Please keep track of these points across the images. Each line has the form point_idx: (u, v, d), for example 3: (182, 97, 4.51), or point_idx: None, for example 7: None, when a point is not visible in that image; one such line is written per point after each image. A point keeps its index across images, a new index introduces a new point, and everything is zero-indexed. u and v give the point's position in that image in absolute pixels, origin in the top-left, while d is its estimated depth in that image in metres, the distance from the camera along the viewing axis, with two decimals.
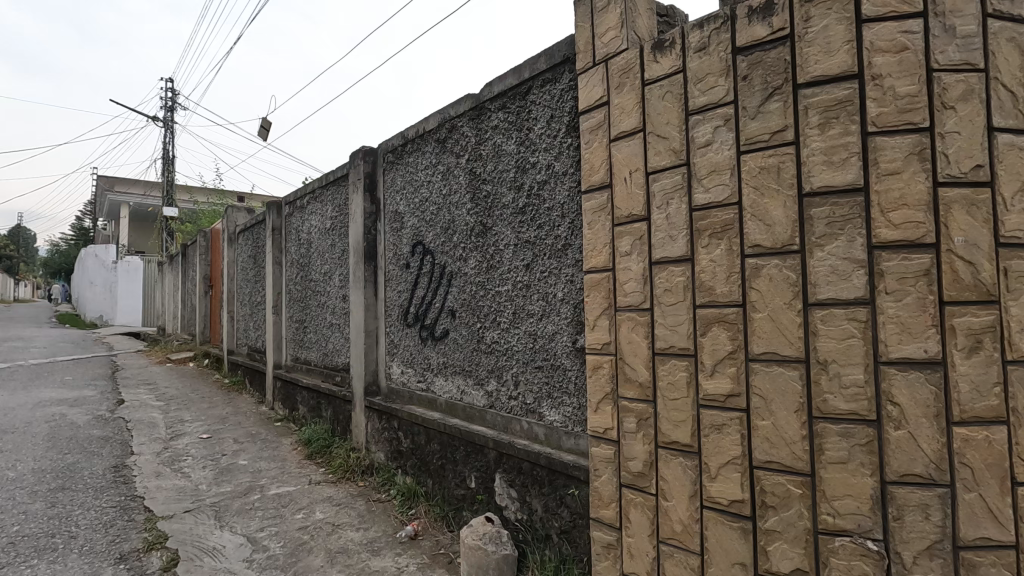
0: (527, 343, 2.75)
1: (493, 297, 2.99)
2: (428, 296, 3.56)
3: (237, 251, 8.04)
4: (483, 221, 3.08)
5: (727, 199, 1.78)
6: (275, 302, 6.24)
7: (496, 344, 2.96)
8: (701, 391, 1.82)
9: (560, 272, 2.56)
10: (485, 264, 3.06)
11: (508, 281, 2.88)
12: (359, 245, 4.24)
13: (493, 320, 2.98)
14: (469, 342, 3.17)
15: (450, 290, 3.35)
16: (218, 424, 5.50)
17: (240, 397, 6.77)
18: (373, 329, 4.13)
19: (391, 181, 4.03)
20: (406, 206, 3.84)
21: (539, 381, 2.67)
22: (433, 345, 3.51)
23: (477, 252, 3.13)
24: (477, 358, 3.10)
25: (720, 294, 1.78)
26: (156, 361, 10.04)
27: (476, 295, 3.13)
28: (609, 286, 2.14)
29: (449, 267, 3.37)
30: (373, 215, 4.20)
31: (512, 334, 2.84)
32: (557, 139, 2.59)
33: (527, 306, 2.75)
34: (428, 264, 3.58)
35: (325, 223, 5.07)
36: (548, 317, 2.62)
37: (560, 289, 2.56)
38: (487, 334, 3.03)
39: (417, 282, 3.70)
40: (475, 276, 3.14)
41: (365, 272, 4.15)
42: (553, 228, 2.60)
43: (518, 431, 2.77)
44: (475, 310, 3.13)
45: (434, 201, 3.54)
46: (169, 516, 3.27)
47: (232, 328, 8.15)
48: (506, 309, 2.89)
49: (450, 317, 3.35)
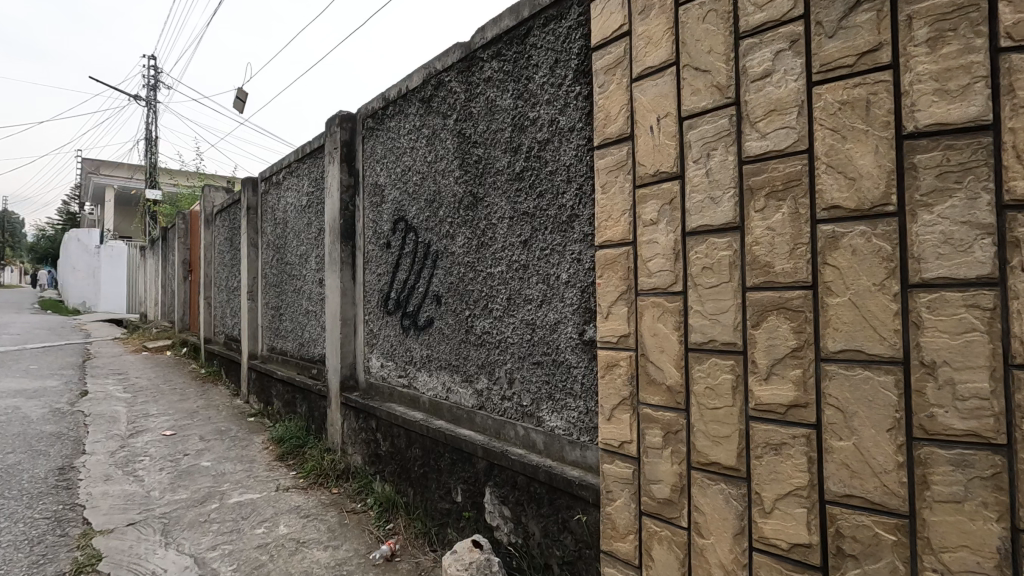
0: (524, 335, 2.31)
1: (484, 281, 2.55)
2: (411, 280, 3.12)
3: (214, 232, 7.54)
4: (473, 192, 2.64)
5: (792, 146, 1.34)
6: (252, 288, 5.78)
7: (488, 335, 2.52)
8: (752, 400, 1.40)
9: (565, 249, 2.12)
10: (475, 242, 2.61)
11: (502, 261, 2.44)
12: (335, 223, 3.78)
13: (484, 307, 2.55)
14: (456, 333, 2.74)
15: (435, 272, 2.91)
16: (186, 419, 5.05)
17: (214, 389, 6.32)
18: (351, 318, 3.69)
19: (371, 150, 3.56)
20: (387, 178, 3.38)
21: (539, 380, 2.24)
22: (415, 336, 3.07)
23: (465, 228, 2.69)
24: (465, 352, 2.67)
25: (780, 273, 1.36)
26: (132, 349, 9.56)
27: (464, 278, 2.68)
28: (628, 265, 1.71)
29: (433, 246, 2.93)
30: (351, 189, 3.74)
31: (507, 323, 2.41)
32: (563, 87, 2.14)
33: (523, 290, 2.32)
34: (410, 243, 3.13)
35: (301, 201, 4.60)
36: (551, 303, 2.18)
37: (565, 270, 2.12)
38: (477, 322, 2.59)
39: (398, 264, 3.26)
40: (463, 256, 2.70)
41: (343, 252, 3.70)
42: (557, 196, 2.16)
43: (513, 438, 2.35)
44: (463, 295, 2.69)
45: (418, 171, 3.08)
46: (109, 531, 2.83)
47: (208, 315, 7.67)
48: (499, 294, 2.45)
49: (435, 305, 2.91)
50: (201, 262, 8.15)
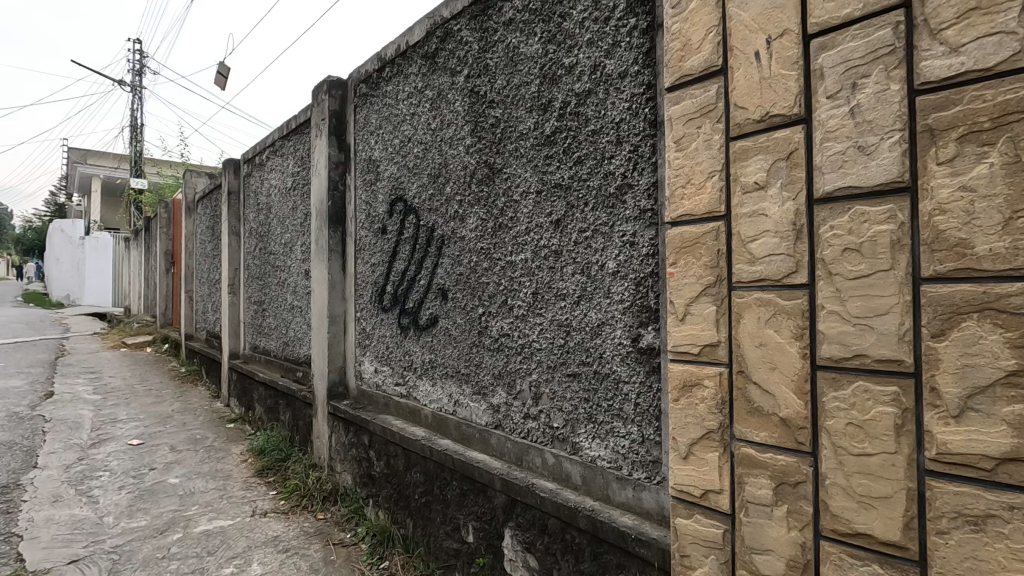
0: (555, 340, 1.84)
1: (503, 272, 2.07)
2: (411, 272, 2.65)
3: (195, 220, 7.02)
4: (488, 164, 2.16)
5: (1007, 62, 0.87)
6: (233, 281, 5.27)
7: (507, 339, 2.05)
8: (931, 447, 0.93)
9: (613, 230, 1.65)
10: (490, 224, 2.14)
11: (525, 248, 1.97)
12: (322, 206, 3.28)
13: (501, 304, 2.08)
14: (466, 335, 2.27)
15: (440, 262, 2.44)
16: (158, 425, 4.55)
17: (193, 390, 5.81)
18: (342, 315, 3.22)
19: (364, 120, 3.07)
20: (383, 152, 2.89)
21: (575, 397, 1.77)
22: (416, 337, 2.60)
23: (478, 207, 2.21)
24: (478, 358, 2.20)
25: (986, 257, 0.89)
26: (109, 345, 9.01)
27: (476, 268, 2.21)
28: (716, 249, 1.24)
29: (438, 231, 2.45)
30: (341, 166, 3.24)
31: (531, 324, 1.94)
32: (610, 22, 1.67)
33: (554, 282, 1.85)
34: (410, 227, 2.66)
35: (286, 183, 4.10)
36: (592, 300, 1.71)
37: (613, 257, 1.65)
38: (493, 322, 2.12)
39: (395, 253, 2.78)
40: (475, 241, 2.22)
41: (332, 239, 3.21)
42: (601, 162, 1.69)
43: (540, 467, 1.89)
44: (474, 289, 2.22)
45: (419, 141, 2.60)
46: (44, 572, 2.34)
47: (189, 309, 7.14)
48: (522, 289, 1.98)
49: (440, 301, 2.43)
50: (184, 253, 7.62)
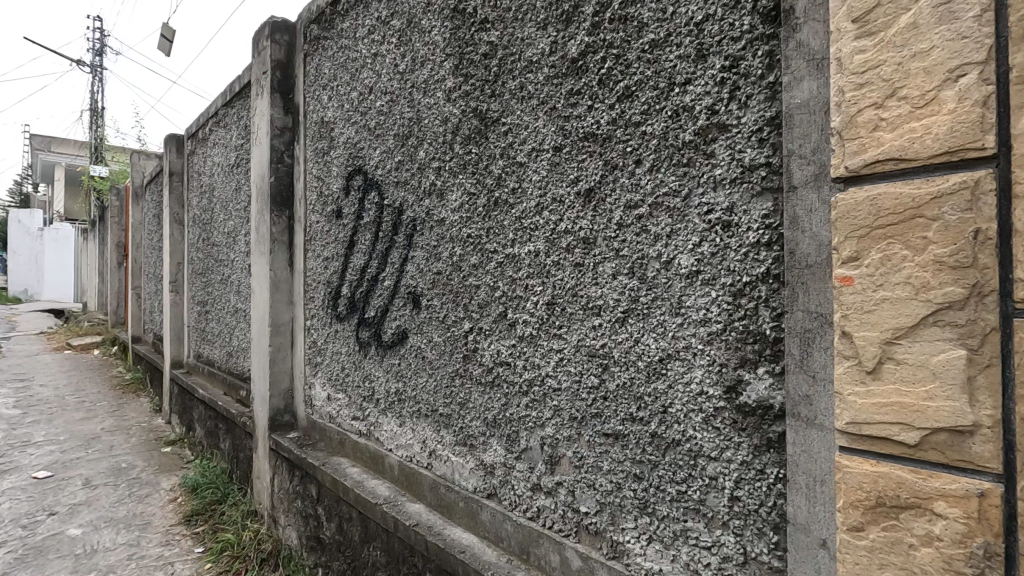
0: (584, 378, 1.19)
1: (500, 271, 1.41)
2: (373, 269, 1.96)
3: (142, 208, 6.21)
4: (478, 112, 1.49)
5: None
6: (177, 278, 4.52)
7: (506, 369, 1.39)
8: None
9: (687, 205, 1.00)
10: (481, 202, 1.47)
11: (535, 235, 1.31)
12: (263, 183, 2.57)
13: (497, 318, 1.42)
14: (446, 361, 1.60)
15: (412, 256, 1.76)
16: (77, 450, 3.81)
17: (133, 403, 5.06)
18: (289, 325, 2.52)
19: (315, 70, 2.35)
20: (338, 110, 2.19)
21: (616, 471, 1.13)
22: (379, 358, 1.92)
23: (462, 176, 1.54)
24: (463, 394, 1.54)
25: None
26: (53, 346, 8.15)
27: (461, 265, 1.55)
28: (971, 229, 0.59)
29: (409, 212, 1.77)
30: (289, 133, 2.54)
31: (545, 350, 1.28)
32: None
33: (582, 288, 1.19)
34: (371, 209, 1.97)
35: (229, 159, 3.37)
36: (650, 318, 1.06)
37: (686, 250, 1.00)
38: (485, 343, 1.46)
39: (353, 245, 2.09)
40: (459, 225, 1.55)
41: (275, 226, 2.50)
42: (667, 92, 1.03)
43: (557, 570, 1.24)
44: (458, 295, 1.56)
45: (383, 91, 1.90)
46: None
47: (136, 309, 6.33)
48: (529, 296, 1.33)
49: (411, 310, 1.76)
50: (132, 245, 6.79)
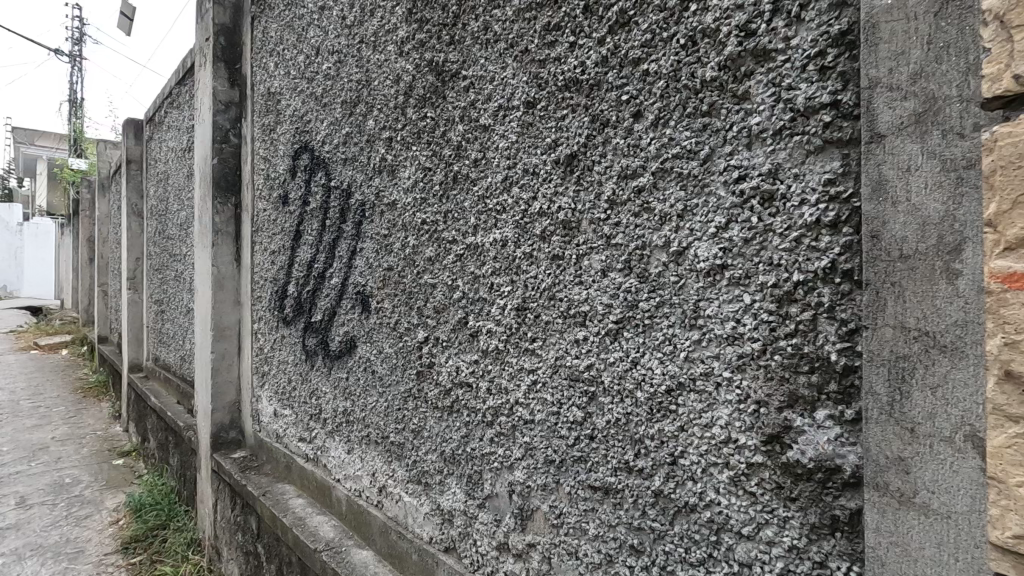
0: (563, 410, 0.89)
1: (459, 266, 1.11)
2: (320, 264, 1.65)
3: (108, 201, 5.86)
4: (434, 65, 1.18)
5: None
6: (135, 274, 4.18)
7: (466, 392, 1.09)
8: None
9: (708, 172, 0.70)
10: (437, 178, 1.16)
11: (502, 219, 1.00)
12: (206, 167, 2.24)
13: (456, 326, 1.12)
14: (399, 377, 1.29)
15: (361, 248, 1.45)
16: (18, 463, 3.46)
17: (92, 409, 4.71)
18: (236, 328, 2.21)
19: (262, 34, 2.03)
20: (285, 79, 1.87)
21: (606, 538, 0.83)
22: (326, 371, 1.61)
23: (416, 147, 1.23)
24: (417, 421, 1.23)
25: None
26: (20, 346, 7.76)
27: (415, 259, 1.24)
28: None
29: (358, 195, 1.46)
30: (236, 108, 2.22)
31: (513, 370, 0.98)
32: None
33: (560, 288, 0.89)
34: (318, 193, 1.66)
35: (181, 143, 3.03)
36: (653, 331, 0.76)
37: (705, 236, 0.70)
38: (442, 358, 1.15)
39: (300, 236, 1.78)
40: (412, 210, 1.25)
41: (218, 215, 2.18)
42: (680, 11, 0.72)
43: None
44: (412, 296, 1.25)
45: (330, 50, 1.59)
46: None
47: (100, 308, 5.96)
48: (495, 299, 1.02)
49: (360, 314, 1.45)
50: (99, 240, 6.43)
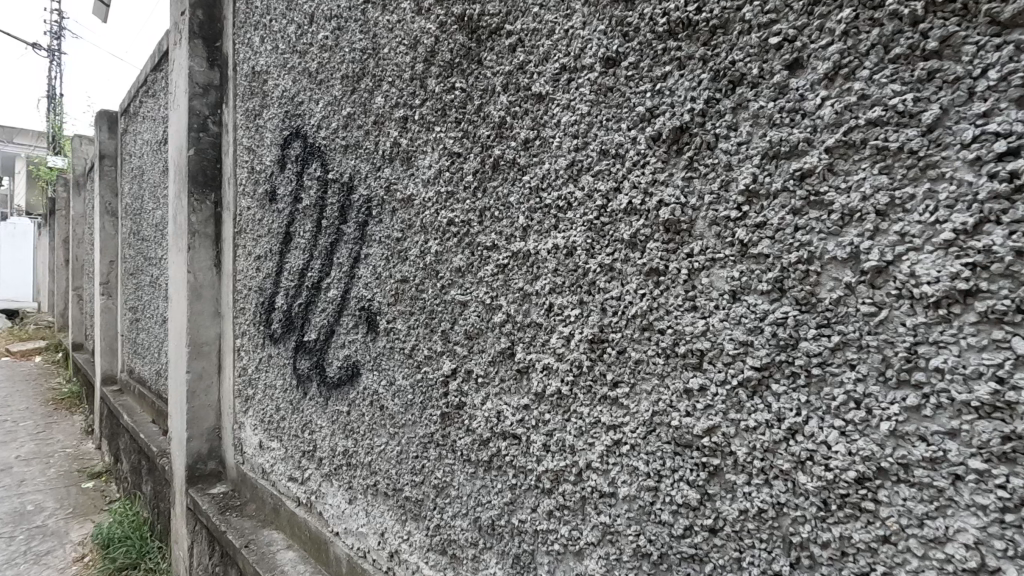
0: (665, 486, 0.64)
1: (501, 279, 0.85)
2: (314, 273, 1.38)
3: (82, 200, 5.51)
4: (465, 22, 0.92)
5: None
6: (108, 279, 3.85)
7: (511, 445, 0.83)
8: None
9: (937, 146, 0.45)
10: (471, 166, 0.91)
11: (567, 219, 0.75)
12: (181, 159, 1.96)
13: (497, 358, 0.86)
14: (416, 417, 1.03)
15: (365, 254, 1.19)
16: None
17: (63, 424, 4.38)
18: (215, 343, 1.93)
19: (245, 4, 1.75)
20: (272, 55, 1.60)
21: None
22: (322, 402, 1.34)
23: (440, 128, 0.97)
24: (441, 474, 0.97)
25: None
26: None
27: (438, 270, 0.98)
28: None
29: (362, 189, 1.19)
30: (216, 92, 1.94)
31: (584, 423, 0.72)
32: None
33: (660, 315, 0.64)
34: (312, 187, 1.39)
35: (157, 134, 2.74)
36: (826, 387, 0.51)
37: (929, 245, 0.45)
38: (478, 398, 0.89)
39: (289, 240, 1.50)
40: (434, 207, 0.99)
41: (195, 214, 1.90)
42: None
43: None
44: (433, 316, 0.99)
45: (326, 16, 1.32)
46: None
47: (73, 313, 5.59)
48: (554, 326, 0.77)
49: (364, 335, 1.18)
50: (73, 243, 6.07)
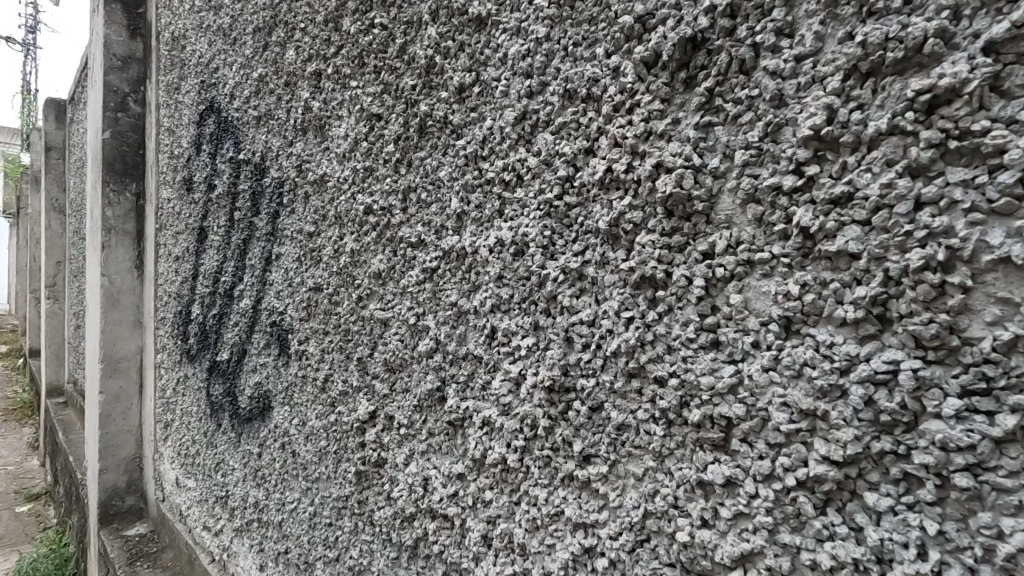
0: None
1: (427, 290, 0.59)
2: (227, 279, 1.12)
3: (38, 198, 5.18)
4: None
5: None
6: (55, 282, 3.55)
7: (442, 530, 0.58)
8: None
9: None
10: (391, 132, 0.65)
11: (517, 201, 0.50)
12: (98, 144, 1.69)
13: (423, 403, 0.60)
14: (329, 472, 0.77)
15: (277, 253, 0.92)
16: None
17: (10, 438, 4.05)
18: (136, 358, 1.66)
19: None
20: (189, 17, 1.34)
21: None
22: (234, 439, 1.08)
23: (356, 82, 0.71)
24: (356, 555, 0.71)
25: None
26: None
27: (354, 275, 0.72)
28: None
29: (273, 171, 0.93)
30: (139, 66, 1.67)
31: (541, 516, 0.47)
32: None
33: (658, 355, 0.39)
34: (224, 171, 1.12)
35: None
36: (984, 512, 0.26)
37: None
38: (400, 456, 0.63)
39: (204, 237, 1.24)
40: (348, 191, 0.73)
41: (112, 208, 1.63)
42: None
43: None
44: (349, 338, 0.73)
45: None
46: None
47: (30, 318, 5.26)
48: (497, 362, 0.51)
49: (275, 358, 0.92)
50: (32, 244, 5.73)
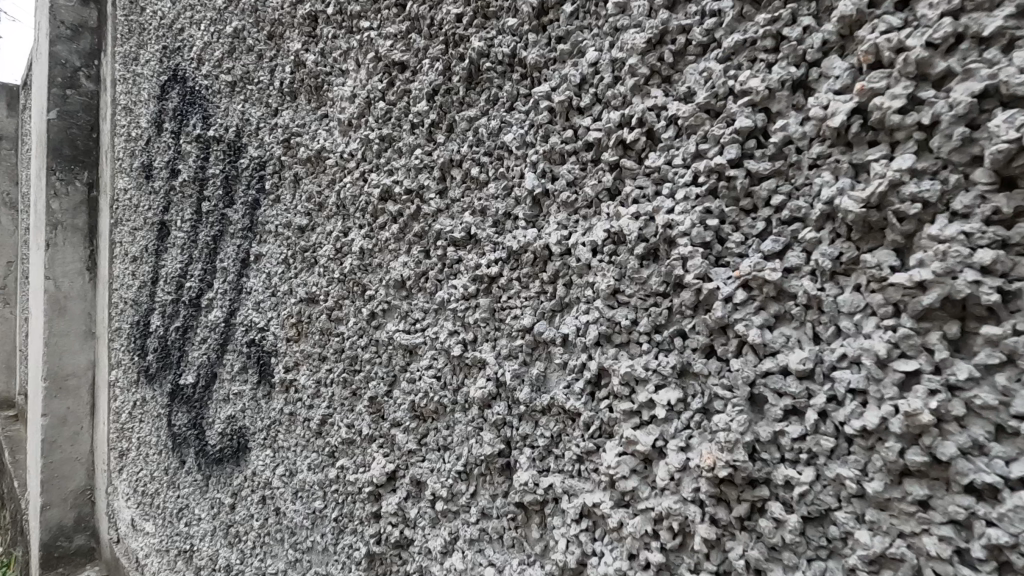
0: None
1: (481, 308, 0.41)
2: (193, 284, 0.91)
3: None
4: None
5: None
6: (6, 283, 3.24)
7: None
8: None
9: None
10: (422, 86, 0.46)
11: (646, 172, 0.31)
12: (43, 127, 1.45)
13: (472, 469, 0.42)
14: (325, 545, 0.58)
15: (256, 254, 0.73)
16: None
17: None
18: (87, 376, 1.44)
19: None
20: None
21: None
22: (201, 482, 0.88)
23: (369, 22, 0.52)
24: None
25: None
26: None
27: (363, 285, 0.53)
28: None
29: (251, 150, 0.73)
30: (93, 37, 1.44)
31: None
32: None
33: (980, 446, 0.21)
34: (190, 153, 0.92)
35: None
36: None
37: None
38: (434, 541, 0.45)
39: (167, 233, 1.03)
40: (355, 172, 0.54)
41: (57, 200, 1.39)
42: None
43: None
44: (356, 369, 0.54)
45: None
46: None
47: None
48: (609, 425, 0.33)
49: (253, 387, 0.73)
50: None
